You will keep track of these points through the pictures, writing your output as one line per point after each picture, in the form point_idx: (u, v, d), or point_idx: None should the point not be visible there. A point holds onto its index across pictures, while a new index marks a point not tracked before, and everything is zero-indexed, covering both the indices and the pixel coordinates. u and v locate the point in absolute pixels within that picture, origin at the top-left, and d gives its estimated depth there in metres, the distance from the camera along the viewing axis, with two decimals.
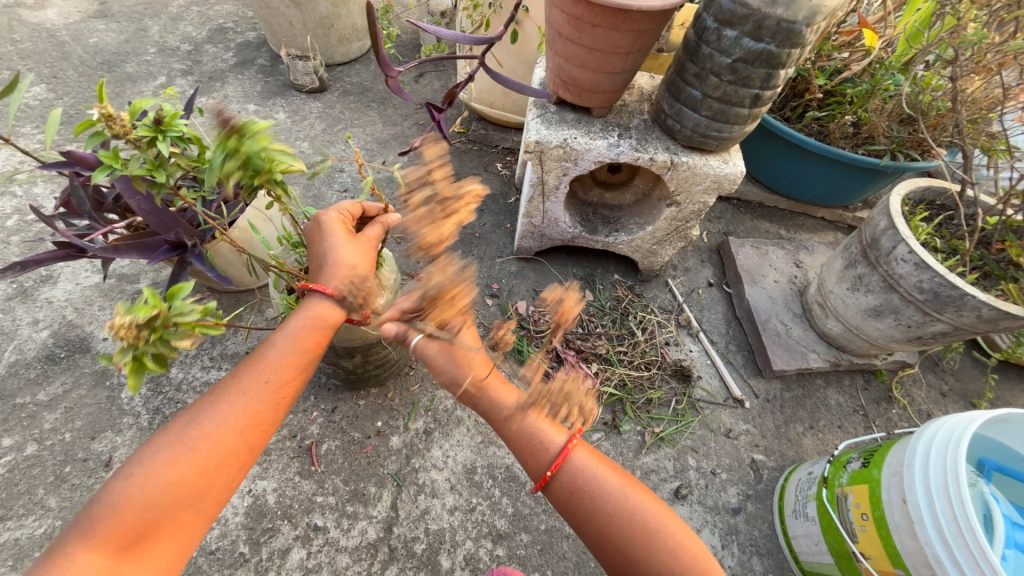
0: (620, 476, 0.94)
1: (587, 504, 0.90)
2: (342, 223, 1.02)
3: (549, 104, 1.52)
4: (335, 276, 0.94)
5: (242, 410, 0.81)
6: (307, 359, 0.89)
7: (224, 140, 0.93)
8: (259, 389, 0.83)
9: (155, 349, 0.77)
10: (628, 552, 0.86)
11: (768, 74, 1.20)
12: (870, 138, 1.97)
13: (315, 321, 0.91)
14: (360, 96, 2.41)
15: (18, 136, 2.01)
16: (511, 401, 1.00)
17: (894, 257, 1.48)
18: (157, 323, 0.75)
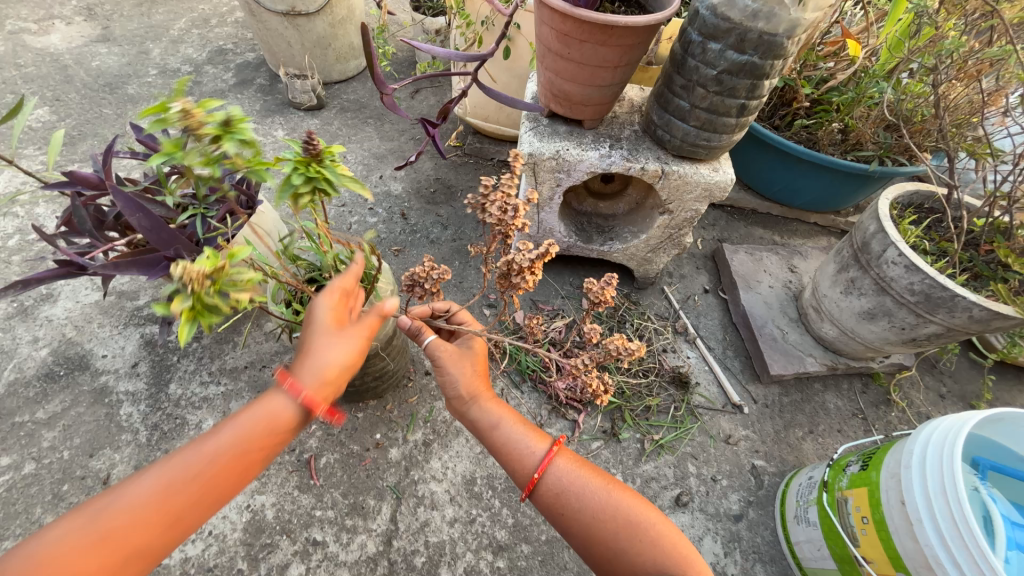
0: (602, 476, 0.95)
1: (572, 505, 0.91)
2: (336, 313, 0.83)
3: (541, 118, 1.56)
4: (313, 373, 0.76)
5: (158, 503, 0.66)
6: (253, 453, 0.73)
7: (304, 161, 0.85)
8: (191, 481, 0.69)
9: (212, 302, 0.74)
10: (614, 547, 0.86)
11: (753, 84, 1.23)
12: (858, 145, 2.01)
13: (266, 417, 0.73)
14: (357, 113, 2.45)
15: (21, 157, 2.05)
16: (498, 410, 1.01)
17: (884, 260, 1.49)
18: (217, 276, 0.73)
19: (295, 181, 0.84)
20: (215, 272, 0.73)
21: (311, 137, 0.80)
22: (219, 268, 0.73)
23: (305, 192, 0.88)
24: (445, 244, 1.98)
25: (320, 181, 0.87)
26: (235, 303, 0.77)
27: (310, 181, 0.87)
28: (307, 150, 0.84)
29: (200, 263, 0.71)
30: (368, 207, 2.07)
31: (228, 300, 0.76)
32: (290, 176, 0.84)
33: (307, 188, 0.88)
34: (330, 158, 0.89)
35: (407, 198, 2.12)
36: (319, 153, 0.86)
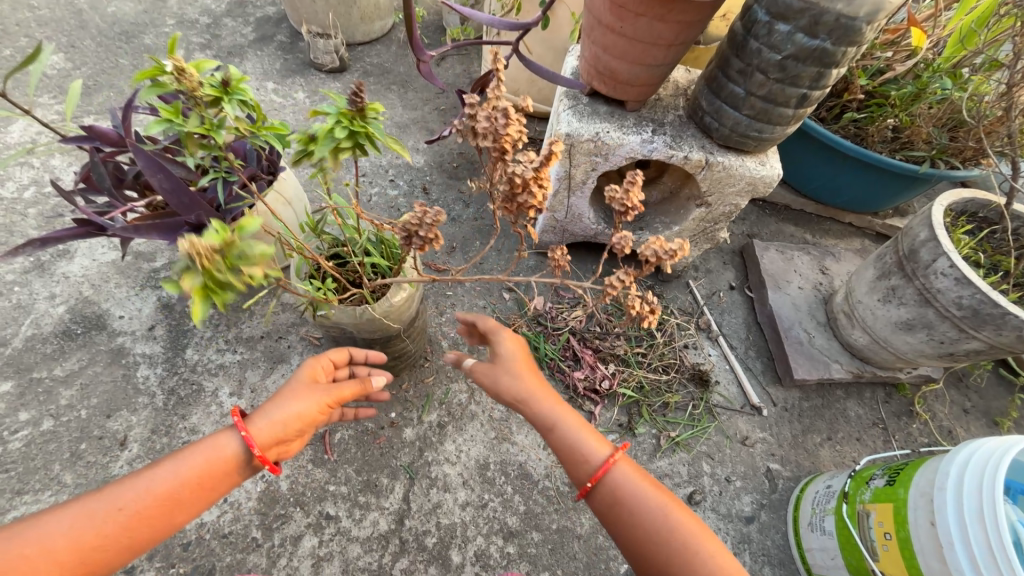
0: (663, 492, 0.89)
1: (626, 517, 0.88)
2: (317, 372, 1.02)
3: (581, 96, 1.47)
4: (268, 415, 0.89)
5: (80, 533, 0.75)
6: (179, 489, 0.81)
7: (347, 114, 0.96)
8: (115, 511, 0.77)
9: (223, 277, 0.73)
10: (666, 567, 0.83)
11: (819, 73, 1.14)
12: (909, 144, 1.90)
13: (203, 459, 0.84)
14: (380, 78, 2.35)
15: (36, 106, 1.98)
16: (553, 413, 0.95)
17: (933, 270, 1.42)
18: (228, 250, 0.73)
19: (337, 136, 0.96)
20: (225, 247, 0.72)
21: (358, 88, 0.90)
22: (229, 241, 0.72)
23: (346, 147, 1.00)
24: (467, 223, 1.92)
25: (363, 139, 0.99)
26: (248, 278, 0.76)
27: (354, 138, 0.99)
28: (354, 102, 0.93)
29: (210, 236, 0.71)
30: (389, 178, 2.00)
31: (241, 276, 0.75)
32: (335, 129, 0.96)
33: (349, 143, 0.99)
34: (374, 115, 0.98)
35: (429, 171, 2.04)
36: (364, 109, 0.96)
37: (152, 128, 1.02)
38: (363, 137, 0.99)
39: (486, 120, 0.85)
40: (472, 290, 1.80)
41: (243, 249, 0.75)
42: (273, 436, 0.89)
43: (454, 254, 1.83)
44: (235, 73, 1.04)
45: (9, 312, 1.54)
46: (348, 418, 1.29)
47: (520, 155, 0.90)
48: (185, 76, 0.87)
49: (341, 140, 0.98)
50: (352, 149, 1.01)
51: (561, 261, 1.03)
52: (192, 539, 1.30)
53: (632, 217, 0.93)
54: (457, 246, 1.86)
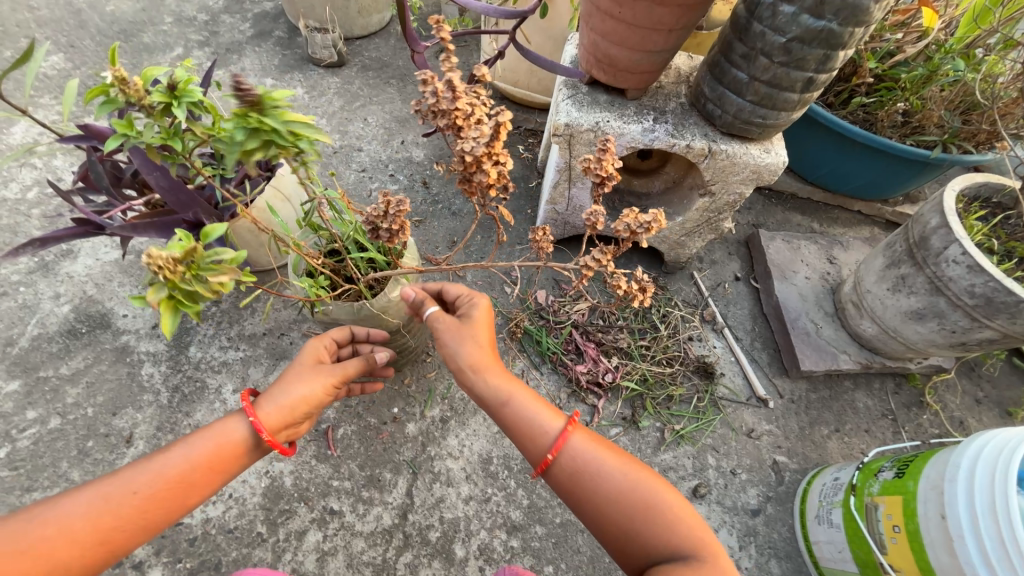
0: (620, 455, 0.89)
1: (587, 486, 0.86)
2: (320, 354, 1.02)
3: (581, 85, 1.44)
4: (275, 399, 0.89)
5: (96, 516, 0.75)
6: (193, 471, 0.81)
7: (244, 112, 0.83)
8: (128, 494, 0.77)
9: (189, 287, 0.73)
10: (627, 529, 0.82)
11: (826, 55, 1.10)
12: (920, 128, 1.85)
13: (215, 442, 0.84)
14: (379, 72, 2.33)
15: (37, 107, 1.98)
16: (505, 384, 0.94)
17: (944, 258, 1.39)
18: (192, 260, 0.72)
19: (241, 137, 0.85)
20: (187, 256, 0.71)
21: (237, 83, 0.75)
22: (191, 252, 0.71)
23: (257, 148, 0.88)
24: (467, 216, 1.91)
25: (269, 135, 0.86)
26: (216, 287, 0.76)
27: (259, 136, 0.86)
28: (242, 100, 0.79)
29: (171, 246, 0.70)
30: (389, 173, 1.99)
31: (208, 285, 0.75)
32: (235, 134, 0.85)
33: (257, 142, 0.86)
34: (273, 105, 0.84)
35: (429, 165, 2.03)
36: (258, 102, 0.81)
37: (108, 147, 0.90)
38: (268, 133, 0.86)
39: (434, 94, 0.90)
40: (474, 285, 1.79)
41: (209, 257, 0.75)
42: (284, 419, 0.89)
43: (455, 248, 1.82)
44: (179, 73, 0.90)
45: (15, 311, 1.56)
46: (354, 393, 1.32)
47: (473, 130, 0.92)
48: (128, 87, 0.79)
49: (247, 140, 0.85)
50: (263, 148, 0.89)
51: (542, 242, 1.05)
52: (198, 534, 1.32)
53: (608, 187, 0.98)
54: (457, 240, 1.85)
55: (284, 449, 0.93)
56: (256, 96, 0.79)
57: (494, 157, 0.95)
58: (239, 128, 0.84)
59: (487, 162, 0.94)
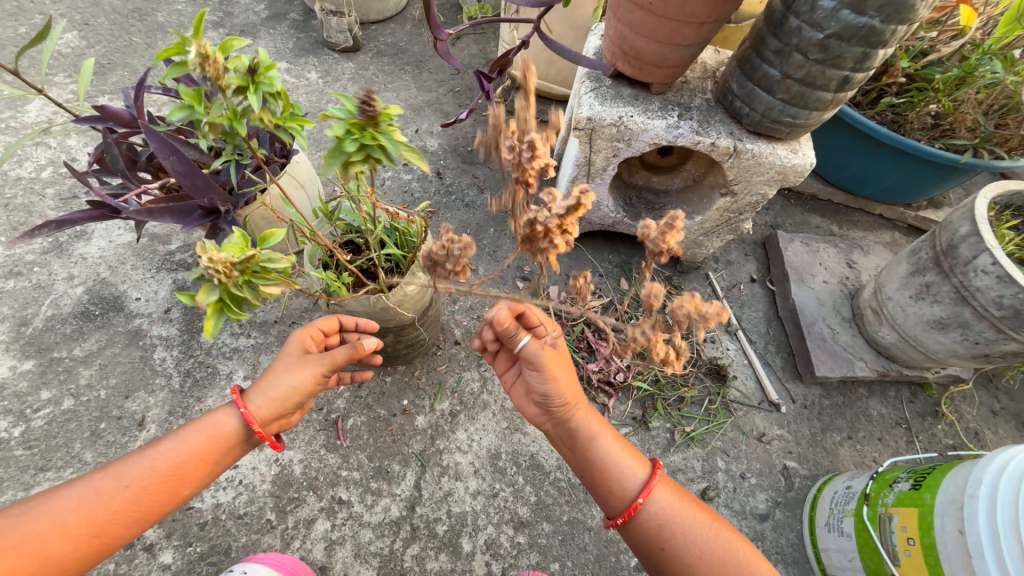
0: (708, 516, 0.89)
1: (676, 540, 0.85)
2: (308, 343, 0.98)
3: (604, 78, 1.41)
4: (263, 389, 0.89)
5: (88, 509, 0.75)
6: (184, 465, 0.82)
7: (358, 125, 0.81)
8: (119, 488, 0.77)
9: (240, 293, 0.74)
10: None
11: (864, 54, 1.06)
12: (950, 132, 1.80)
13: (204, 434, 0.84)
14: (394, 58, 2.29)
15: (51, 85, 1.97)
16: (599, 422, 0.97)
17: (973, 267, 1.35)
18: (248, 266, 0.73)
19: (348, 149, 0.82)
20: (244, 262, 0.71)
21: (369, 97, 0.75)
22: (247, 257, 0.71)
23: (357, 160, 0.85)
24: (481, 209, 1.88)
25: (375, 150, 0.84)
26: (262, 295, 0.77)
27: (364, 150, 0.84)
28: (363, 112, 0.79)
29: (229, 250, 0.70)
30: (403, 162, 1.96)
31: (256, 291, 0.76)
32: (343, 143, 0.82)
33: (360, 156, 0.84)
34: (386, 121, 0.83)
35: (443, 155, 2.00)
36: (376, 118, 0.80)
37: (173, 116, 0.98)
38: (375, 147, 0.84)
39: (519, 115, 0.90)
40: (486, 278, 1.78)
41: (262, 263, 0.74)
42: (274, 409, 0.89)
43: (468, 241, 1.80)
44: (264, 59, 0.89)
45: (30, 292, 1.56)
46: (344, 380, 1.26)
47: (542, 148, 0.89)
48: (209, 63, 0.74)
49: (351, 152, 0.83)
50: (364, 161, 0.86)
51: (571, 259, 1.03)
52: (208, 518, 1.33)
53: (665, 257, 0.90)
54: (471, 233, 1.82)
55: (274, 441, 0.95)
56: (376, 113, 0.79)
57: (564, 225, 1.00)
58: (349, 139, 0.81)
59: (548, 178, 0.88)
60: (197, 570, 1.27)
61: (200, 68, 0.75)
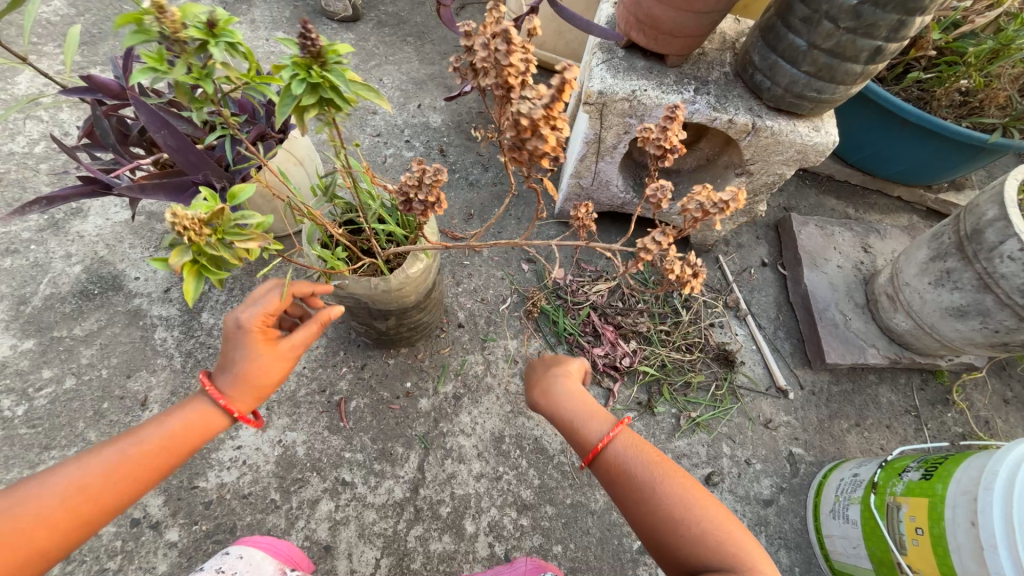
0: (665, 467, 0.83)
1: (627, 493, 0.83)
2: (264, 327, 0.87)
3: (617, 48, 1.33)
4: (239, 380, 0.85)
5: (72, 495, 0.73)
6: (171, 446, 0.81)
7: (305, 64, 0.75)
8: (104, 474, 0.75)
9: (214, 251, 0.68)
10: (673, 542, 0.76)
11: (900, 21, 1.00)
12: (979, 109, 1.71)
13: (192, 422, 0.82)
14: (396, 29, 2.19)
15: (39, 55, 1.89)
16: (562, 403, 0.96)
17: (998, 253, 1.30)
18: (218, 223, 0.67)
19: (298, 93, 0.76)
20: (213, 218, 0.65)
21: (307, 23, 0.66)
22: (217, 214, 0.65)
23: (310, 104, 0.79)
24: (485, 188, 1.83)
25: (328, 92, 0.79)
26: (241, 253, 0.71)
27: (317, 93, 0.78)
28: (305, 49, 0.72)
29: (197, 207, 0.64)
30: (405, 139, 1.90)
31: (233, 251, 0.70)
32: (291, 86, 0.75)
33: (314, 101, 0.79)
34: (335, 60, 0.76)
35: (447, 132, 1.93)
36: (322, 55, 0.74)
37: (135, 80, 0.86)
38: (328, 89, 0.79)
39: (484, 50, 0.69)
40: (490, 260, 1.74)
41: (235, 221, 0.69)
42: (257, 397, 0.88)
43: (472, 222, 1.75)
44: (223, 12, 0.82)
45: (27, 270, 1.54)
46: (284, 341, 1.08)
47: (526, 91, 0.70)
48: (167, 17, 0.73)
49: (303, 95, 0.78)
50: (317, 106, 0.81)
51: (584, 220, 0.91)
52: (213, 498, 1.33)
53: (671, 161, 0.82)
54: (474, 213, 1.78)
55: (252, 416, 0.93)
56: (320, 49, 0.72)
57: (553, 122, 0.68)
58: (296, 80, 0.75)
59: (546, 128, 0.68)
60: (203, 548, 1.28)
61: (159, 21, 0.75)
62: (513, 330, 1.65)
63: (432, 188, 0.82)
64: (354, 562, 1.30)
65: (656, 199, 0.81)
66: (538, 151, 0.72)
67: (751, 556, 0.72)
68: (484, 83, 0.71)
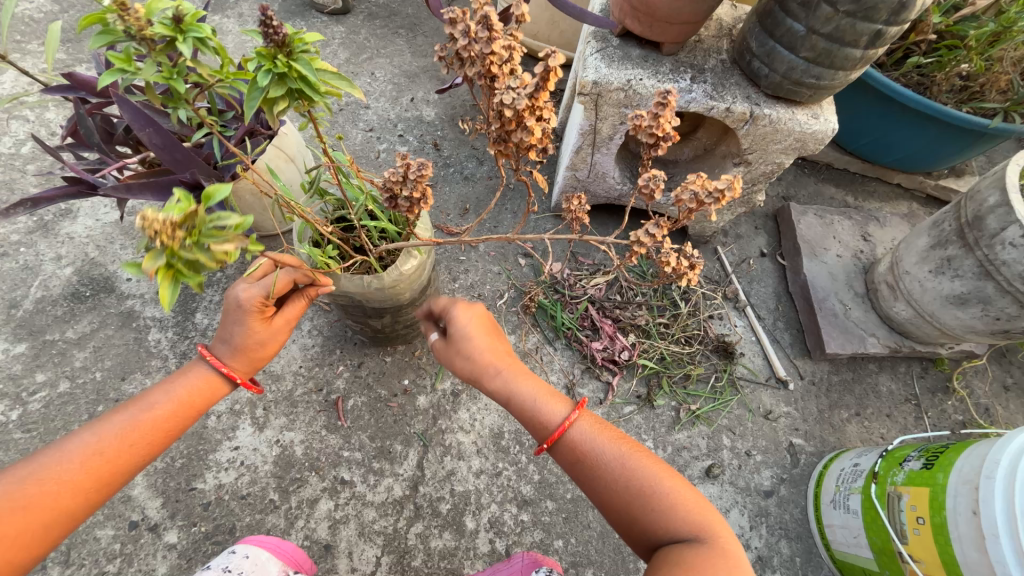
0: (622, 440, 0.88)
1: (588, 473, 0.86)
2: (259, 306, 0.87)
3: (611, 37, 1.30)
4: (238, 353, 0.90)
5: (89, 459, 0.76)
6: (178, 407, 0.86)
7: (269, 55, 0.72)
8: (117, 437, 0.79)
9: (190, 256, 0.61)
10: (635, 519, 0.81)
11: (901, 4, 0.97)
12: (980, 94, 1.69)
13: (199, 387, 0.88)
14: (387, 21, 2.15)
15: (23, 53, 1.85)
16: (510, 382, 0.93)
17: (1000, 239, 1.29)
18: (193, 225, 0.61)
19: (265, 85, 0.75)
20: (188, 218, 0.60)
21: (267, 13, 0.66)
22: (191, 213, 0.60)
23: (280, 96, 0.77)
24: (480, 181, 1.81)
25: (296, 82, 0.76)
26: (220, 257, 0.63)
27: (285, 84, 0.76)
28: (269, 38, 0.70)
29: (169, 208, 0.59)
30: (398, 133, 1.87)
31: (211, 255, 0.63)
32: (257, 77, 0.74)
33: (282, 92, 0.77)
34: (302, 48, 0.74)
35: (441, 125, 1.91)
36: (287, 44, 0.72)
37: (105, 82, 0.88)
38: (296, 79, 0.76)
39: (466, 36, 0.66)
40: (486, 255, 1.73)
41: (212, 222, 0.62)
42: (254, 364, 0.94)
43: (467, 216, 1.73)
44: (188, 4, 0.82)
45: (17, 273, 1.52)
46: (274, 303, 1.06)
47: (511, 80, 0.67)
48: (127, 13, 0.70)
49: (270, 87, 0.76)
50: (287, 97, 0.79)
51: (577, 212, 0.88)
52: (211, 499, 1.32)
53: (665, 149, 0.76)
54: (470, 207, 1.75)
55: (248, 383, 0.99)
56: (284, 38, 0.70)
57: (538, 111, 0.66)
58: (262, 71, 0.73)
59: (531, 119, 0.66)
60: (203, 550, 1.28)
61: (119, 20, 0.72)
62: (511, 326, 1.63)
63: (416, 186, 0.81)
64: (355, 560, 1.30)
65: (648, 188, 0.76)
66: (524, 143, 0.70)
67: (707, 521, 0.78)
68: (468, 73, 0.69)
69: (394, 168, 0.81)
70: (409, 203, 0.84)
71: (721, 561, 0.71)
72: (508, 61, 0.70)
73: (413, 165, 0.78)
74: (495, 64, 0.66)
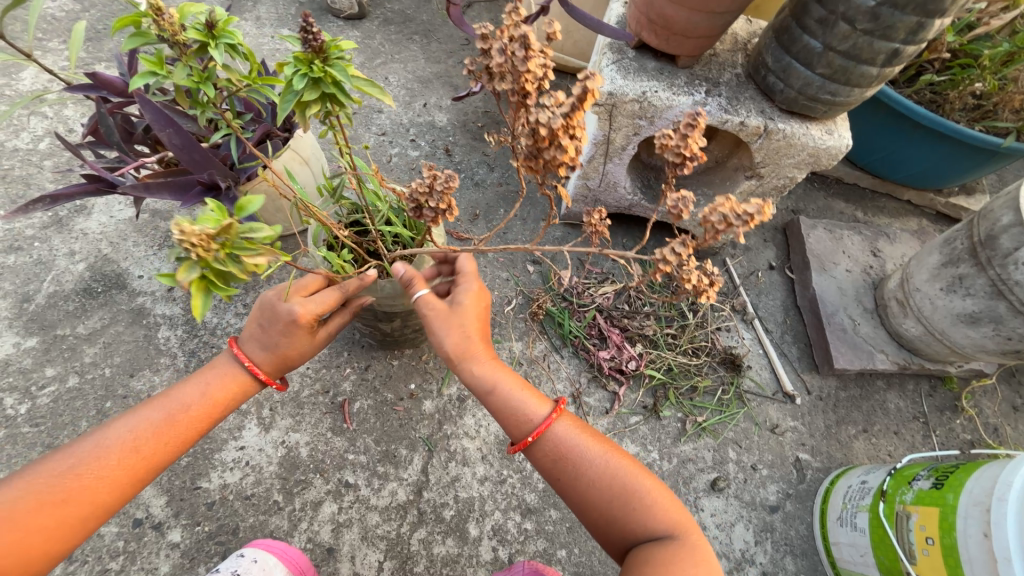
0: (603, 441, 0.90)
1: (570, 472, 0.87)
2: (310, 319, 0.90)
3: (627, 48, 1.31)
4: (274, 359, 0.92)
5: (125, 455, 0.80)
6: (209, 408, 0.88)
7: (306, 60, 0.74)
8: (151, 435, 0.82)
9: (223, 267, 0.67)
10: (615, 518, 0.83)
11: (919, 24, 0.98)
12: (993, 113, 1.69)
13: (229, 387, 0.90)
14: (402, 27, 2.18)
15: (44, 51, 1.88)
16: (494, 372, 0.91)
17: (1013, 259, 1.28)
18: (225, 237, 0.66)
19: (300, 89, 0.76)
20: (222, 232, 0.65)
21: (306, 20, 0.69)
22: (225, 228, 0.64)
23: (313, 100, 0.79)
24: (491, 187, 1.82)
25: (330, 87, 0.78)
26: (250, 268, 0.69)
27: (319, 88, 0.77)
28: (307, 45, 0.72)
29: (204, 221, 0.63)
30: (410, 138, 1.89)
31: (241, 265, 0.69)
32: (292, 81, 0.75)
33: (315, 96, 0.78)
34: (337, 54, 0.77)
35: (453, 131, 1.92)
36: (324, 50, 0.74)
37: (136, 82, 0.91)
38: (330, 84, 0.78)
39: (501, 54, 0.67)
40: (495, 261, 1.73)
41: (244, 235, 0.68)
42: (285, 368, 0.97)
43: (477, 222, 1.73)
44: (220, 13, 0.87)
45: (31, 267, 1.53)
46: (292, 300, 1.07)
47: (544, 98, 0.68)
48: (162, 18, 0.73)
49: (304, 91, 0.77)
50: (319, 103, 0.80)
51: (598, 226, 0.88)
52: (216, 499, 1.32)
53: (690, 170, 0.75)
54: (480, 213, 1.76)
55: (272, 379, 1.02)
56: (322, 44, 0.73)
57: (572, 130, 0.67)
58: (297, 76, 0.75)
59: (565, 138, 0.66)
60: (206, 549, 1.27)
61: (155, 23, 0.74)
62: (518, 332, 1.63)
63: (443, 199, 0.82)
64: (357, 565, 1.29)
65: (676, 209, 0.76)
66: (555, 161, 0.70)
67: (682, 519, 0.82)
68: (500, 88, 0.70)
69: (420, 178, 0.81)
70: (433, 214, 0.84)
71: (689, 558, 0.75)
72: (540, 79, 0.70)
73: (440, 176, 0.79)
74: (529, 82, 0.67)
